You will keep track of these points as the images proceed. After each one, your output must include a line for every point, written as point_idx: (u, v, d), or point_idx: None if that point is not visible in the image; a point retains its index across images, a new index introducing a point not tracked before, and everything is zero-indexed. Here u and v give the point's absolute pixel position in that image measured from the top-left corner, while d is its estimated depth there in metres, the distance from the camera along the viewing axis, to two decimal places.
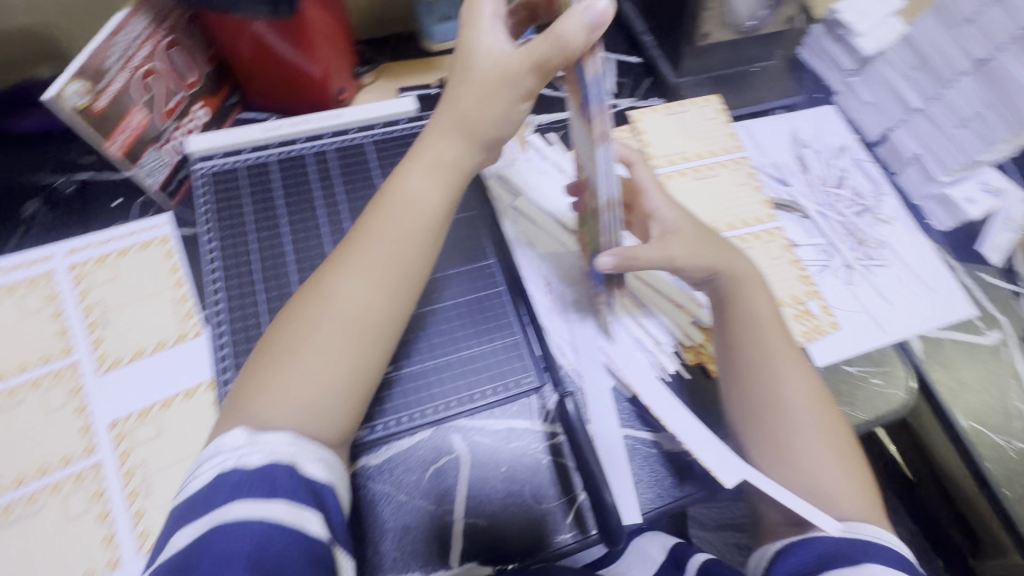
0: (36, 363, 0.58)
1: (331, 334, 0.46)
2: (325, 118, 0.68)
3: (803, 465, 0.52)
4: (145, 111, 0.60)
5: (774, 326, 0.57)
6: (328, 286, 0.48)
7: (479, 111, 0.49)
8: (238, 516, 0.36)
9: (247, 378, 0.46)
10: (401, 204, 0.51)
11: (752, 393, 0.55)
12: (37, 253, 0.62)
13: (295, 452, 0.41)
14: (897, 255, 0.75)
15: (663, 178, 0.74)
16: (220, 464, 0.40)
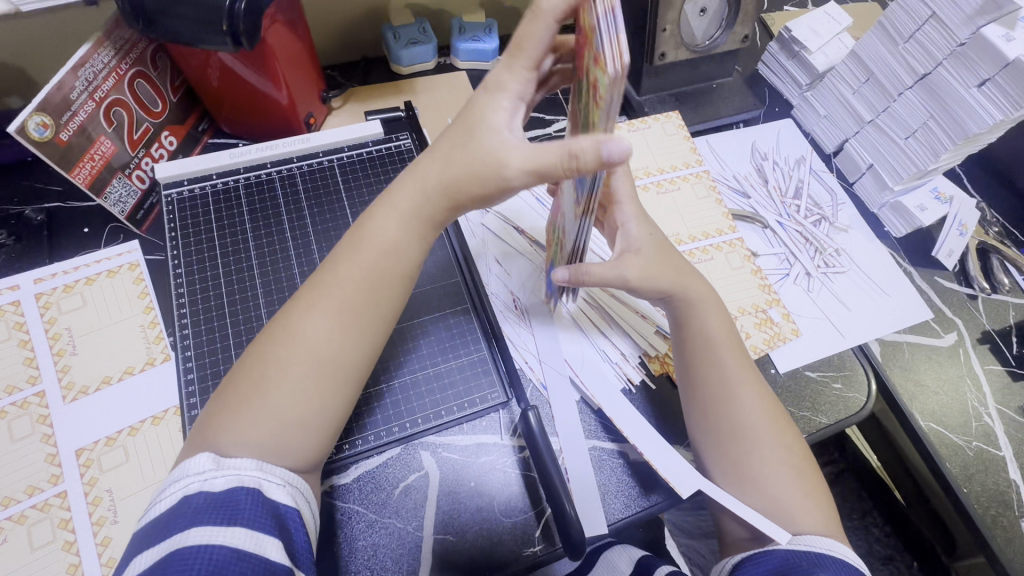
0: (2, 393, 0.58)
1: (303, 374, 0.45)
2: (293, 143, 0.70)
3: (758, 479, 0.53)
4: (111, 140, 0.61)
5: (729, 348, 0.57)
6: (297, 323, 0.47)
7: (465, 186, 0.47)
8: (197, 540, 0.36)
9: (212, 408, 0.45)
10: (376, 250, 0.49)
11: (709, 411, 0.56)
12: (3, 282, 0.62)
13: (261, 478, 0.42)
14: (854, 261, 0.77)
15: (641, 189, 0.76)
16: (185, 488, 0.40)
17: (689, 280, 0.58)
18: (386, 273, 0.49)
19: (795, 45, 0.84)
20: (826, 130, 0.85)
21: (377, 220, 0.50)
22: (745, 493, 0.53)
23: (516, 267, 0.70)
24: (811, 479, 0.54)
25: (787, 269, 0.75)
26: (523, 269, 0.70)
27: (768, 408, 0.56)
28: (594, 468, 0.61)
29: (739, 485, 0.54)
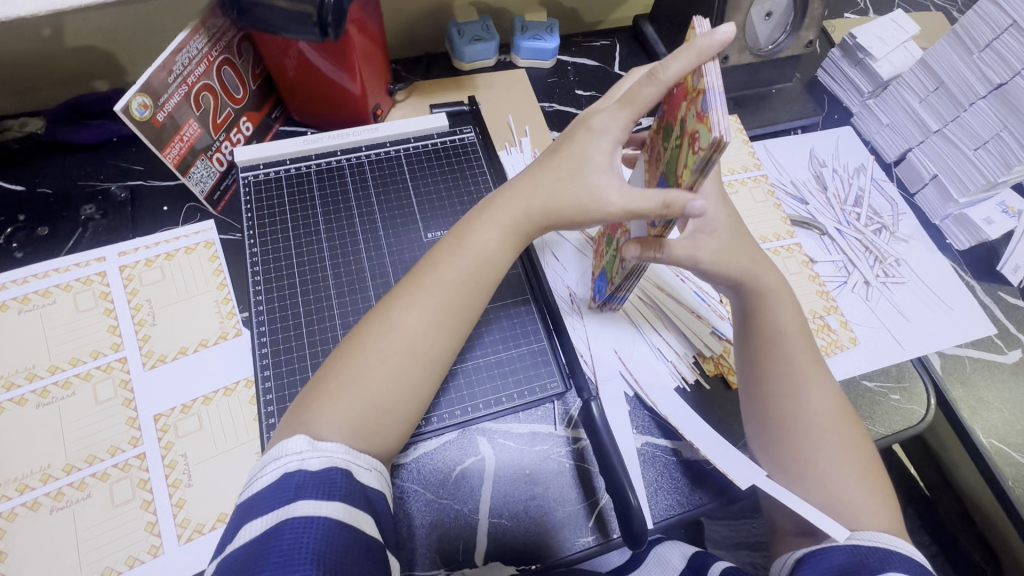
0: (88, 358, 0.61)
1: (399, 364, 0.48)
2: (362, 132, 0.73)
3: (823, 482, 0.53)
4: (197, 124, 0.63)
5: (797, 343, 0.57)
6: (394, 316, 0.49)
7: (569, 213, 0.49)
8: (304, 512, 0.38)
9: (308, 394, 0.47)
10: (472, 259, 0.51)
11: (769, 410, 0.56)
12: (90, 254, 0.66)
13: (350, 460, 0.43)
14: (915, 272, 0.76)
15: (727, 183, 0.78)
16: (284, 466, 0.41)
17: (761, 271, 0.57)
18: (475, 271, 0.51)
19: (860, 53, 0.83)
20: (887, 139, 0.84)
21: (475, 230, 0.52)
22: (810, 493, 0.53)
23: (577, 263, 0.71)
24: (878, 480, 0.54)
25: (845, 277, 0.75)
26: (582, 271, 0.71)
27: (838, 401, 0.56)
28: (644, 463, 0.61)
29: (801, 486, 0.54)
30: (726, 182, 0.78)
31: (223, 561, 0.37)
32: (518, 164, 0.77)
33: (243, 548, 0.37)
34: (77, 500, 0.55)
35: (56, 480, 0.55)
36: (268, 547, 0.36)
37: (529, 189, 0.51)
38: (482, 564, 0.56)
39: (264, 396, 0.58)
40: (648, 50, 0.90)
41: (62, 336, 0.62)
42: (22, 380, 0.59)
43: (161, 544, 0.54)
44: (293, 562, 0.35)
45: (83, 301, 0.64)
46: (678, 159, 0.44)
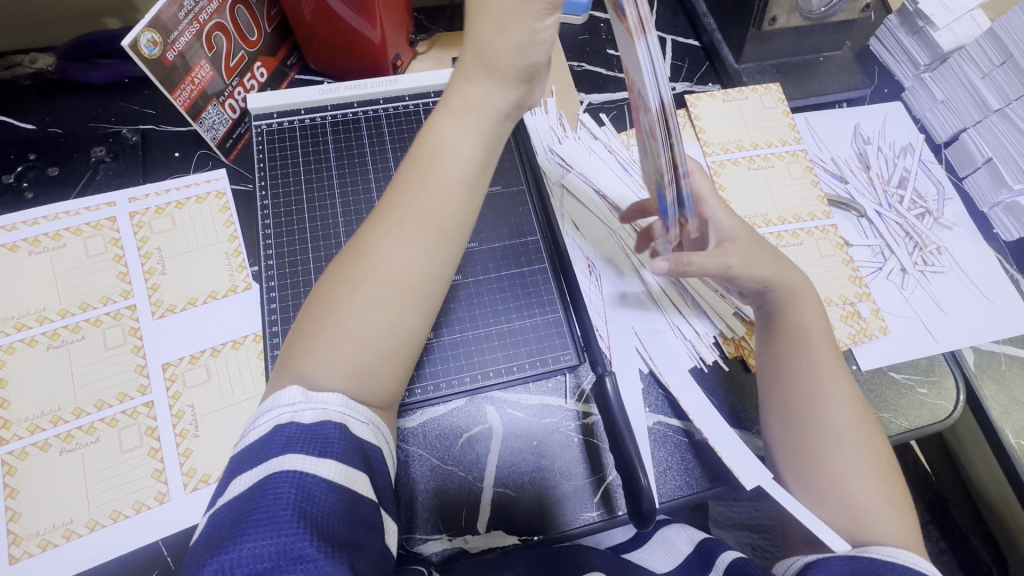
0: (98, 304, 0.61)
1: (373, 296, 0.44)
2: (380, 84, 0.69)
3: (838, 481, 0.51)
4: (209, 66, 0.60)
5: (824, 343, 0.55)
6: (366, 245, 0.45)
7: (501, 39, 0.43)
8: (293, 466, 0.36)
9: (294, 341, 0.45)
10: (454, 184, 0.46)
11: (790, 405, 0.54)
12: (100, 198, 0.64)
13: (347, 414, 0.41)
14: (956, 261, 0.72)
15: (716, 167, 0.72)
16: (277, 418, 0.39)
17: (789, 272, 0.57)
18: (442, 187, 0.46)
19: (920, 20, 0.76)
20: (940, 118, 0.78)
21: (439, 127, 0.47)
22: (823, 493, 0.51)
23: (599, 232, 0.68)
24: (896, 487, 0.51)
25: (880, 263, 0.71)
26: (602, 244, 0.68)
27: (863, 406, 0.53)
28: (655, 443, 0.60)
29: (813, 485, 0.51)
30: (709, 166, 0.72)
31: (214, 512, 0.36)
32: (542, 128, 0.72)
33: (232, 502, 0.35)
34: (86, 443, 0.55)
35: (66, 423, 0.56)
36: (255, 500, 0.34)
37: (490, 83, 0.46)
38: (484, 532, 0.56)
39: (273, 351, 0.57)
40: (687, 9, 0.83)
41: (73, 280, 0.61)
42: (32, 321, 0.59)
43: (168, 491, 0.55)
44: (279, 518, 0.33)
45: (93, 245, 0.63)
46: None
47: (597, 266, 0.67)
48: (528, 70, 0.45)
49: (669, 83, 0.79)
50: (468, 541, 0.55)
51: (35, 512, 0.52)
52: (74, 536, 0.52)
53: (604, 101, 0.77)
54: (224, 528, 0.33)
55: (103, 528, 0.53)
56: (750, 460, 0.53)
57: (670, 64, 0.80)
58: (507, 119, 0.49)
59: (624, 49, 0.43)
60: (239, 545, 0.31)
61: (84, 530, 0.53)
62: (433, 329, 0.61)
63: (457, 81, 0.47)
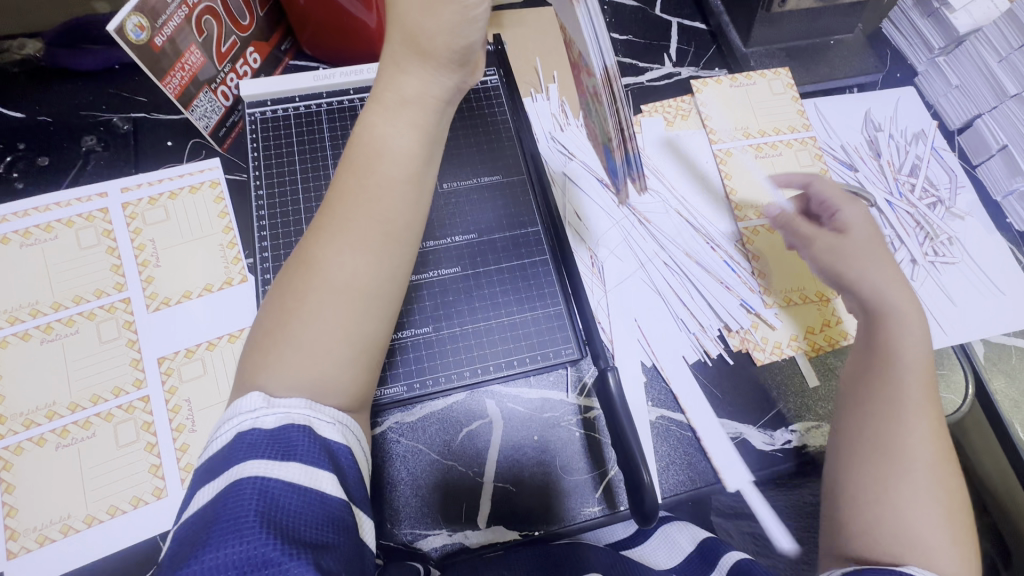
0: (91, 297, 0.60)
1: (327, 305, 0.42)
2: (377, 70, 0.67)
3: (902, 512, 0.45)
4: (200, 52, 0.58)
5: (919, 373, 0.50)
6: (312, 253, 0.43)
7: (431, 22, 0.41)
8: (253, 471, 0.35)
9: (249, 362, 0.43)
10: (401, 183, 0.44)
11: (868, 425, 0.49)
12: (92, 189, 0.63)
13: (311, 415, 0.40)
14: (967, 252, 0.70)
15: (722, 155, 0.70)
16: (238, 426, 0.38)
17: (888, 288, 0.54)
18: (384, 187, 0.44)
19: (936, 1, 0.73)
20: (954, 104, 0.76)
21: (375, 125, 0.44)
22: (881, 522, 0.46)
23: (600, 223, 0.67)
24: None
25: (890, 254, 0.69)
26: (602, 233, 0.66)
27: (946, 445, 0.48)
28: (657, 438, 0.59)
29: (868, 510, 0.46)
30: (714, 154, 0.70)
31: (180, 525, 0.35)
32: (543, 115, 0.71)
33: (198, 512, 0.35)
34: (82, 438, 0.55)
35: (61, 418, 0.55)
36: (217, 509, 0.34)
37: (417, 63, 0.43)
38: (484, 527, 0.55)
39: None
40: None
41: (66, 273, 0.60)
42: (25, 315, 0.58)
43: (166, 486, 0.54)
44: (240, 527, 0.32)
45: (85, 237, 0.61)
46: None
47: (599, 255, 0.65)
48: (459, 43, 0.41)
49: (674, 68, 0.77)
50: (468, 536, 0.55)
51: (32, 507, 0.52)
52: (72, 531, 0.52)
53: None
54: (186, 540, 0.33)
55: (100, 523, 0.52)
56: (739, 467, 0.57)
57: (676, 48, 0.78)
58: (447, 105, 0.47)
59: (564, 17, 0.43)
60: (201, 556, 0.31)
61: (81, 526, 0.52)
62: (431, 322, 0.60)
63: (387, 73, 0.44)
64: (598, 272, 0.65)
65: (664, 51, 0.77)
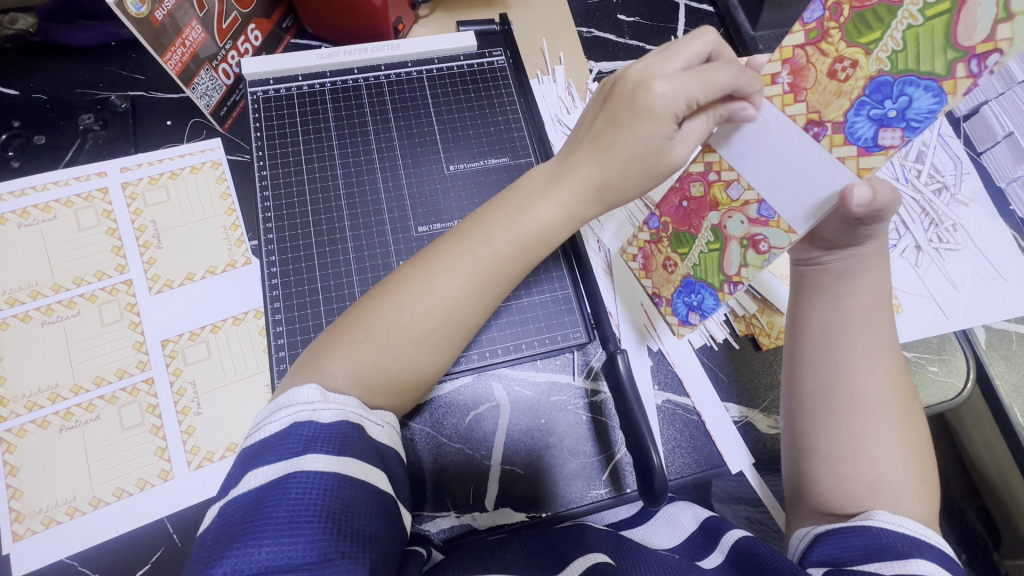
0: (92, 279, 0.59)
1: (418, 328, 0.45)
2: (382, 49, 0.66)
3: (879, 462, 0.45)
4: (201, 28, 0.56)
5: (880, 310, 0.48)
6: (430, 277, 0.46)
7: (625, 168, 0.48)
8: (315, 463, 0.36)
9: (334, 340, 0.45)
10: (530, 232, 0.49)
11: (839, 377, 0.47)
12: (91, 169, 0.62)
13: (361, 415, 0.41)
14: (971, 239, 0.70)
15: None
16: (294, 415, 0.39)
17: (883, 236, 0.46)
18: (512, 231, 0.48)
19: None
20: None
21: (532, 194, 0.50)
22: (857, 475, 0.45)
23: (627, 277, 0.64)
24: None
25: (894, 241, 0.69)
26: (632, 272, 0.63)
27: (906, 381, 0.48)
28: (663, 421, 0.59)
29: (840, 467, 0.46)
30: None
31: (226, 505, 0.36)
32: (549, 98, 0.71)
33: (247, 495, 0.35)
34: (86, 421, 0.54)
35: (64, 401, 0.54)
36: (274, 497, 0.34)
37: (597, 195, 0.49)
38: (491, 509, 0.55)
39: (274, 328, 0.55)
40: None
41: (66, 255, 0.59)
42: (25, 297, 0.57)
43: (172, 468, 0.54)
44: (299, 517, 0.33)
45: (85, 218, 0.60)
46: (942, 34, 0.34)
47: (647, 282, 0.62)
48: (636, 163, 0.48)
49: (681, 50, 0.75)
50: (476, 518, 0.55)
51: (36, 490, 0.52)
52: (77, 513, 0.52)
53: (615, 68, 0.74)
54: (239, 521, 0.34)
55: (106, 505, 0.52)
56: (740, 448, 0.58)
57: (682, 29, 0.76)
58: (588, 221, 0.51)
59: (757, 166, 0.45)
60: (260, 540, 0.32)
61: (88, 508, 0.52)
62: None
63: None
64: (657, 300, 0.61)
65: (672, 33, 0.76)
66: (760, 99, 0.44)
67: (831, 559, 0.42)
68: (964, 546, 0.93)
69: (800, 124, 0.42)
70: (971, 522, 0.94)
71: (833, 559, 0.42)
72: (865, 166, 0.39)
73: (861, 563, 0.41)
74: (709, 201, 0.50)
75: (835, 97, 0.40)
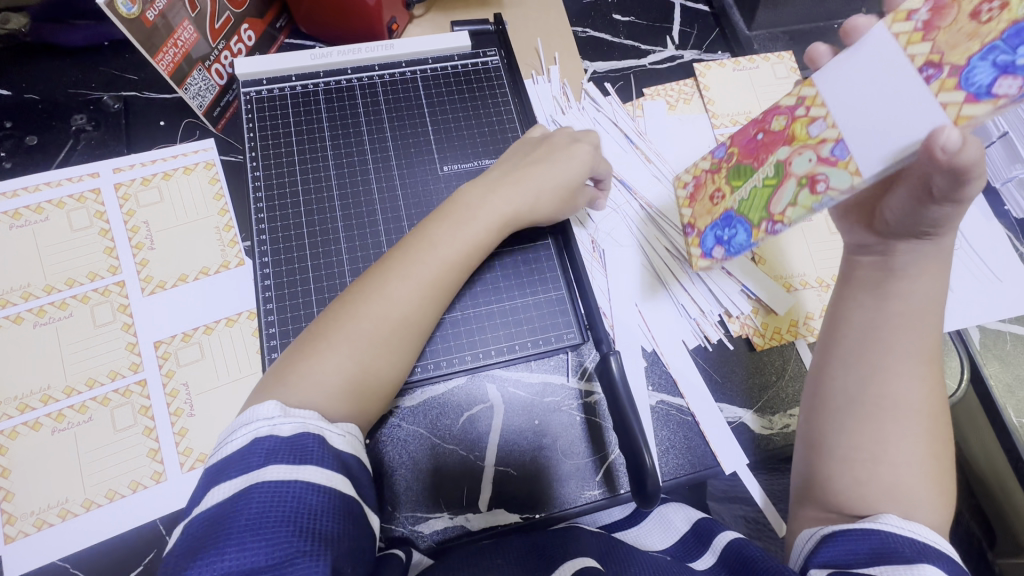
0: (84, 280, 0.58)
1: (378, 332, 0.46)
2: (376, 49, 0.66)
3: (899, 468, 0.45)
4: (193, 28, 0.56)
5: (926, 318, 0.47)
6: (385, 285, 0.48)
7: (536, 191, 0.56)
8: (274, 476, 0.36)
9: (295, 345, 0.46)
10: (466, 243, 0.52)
11: (870, 381, 0.47)
12: (84, 170, 0.62)
13: (323, 426, 0.41)
14: (966, 239, 0.70)
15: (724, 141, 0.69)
16: (254, 430, 0.38)
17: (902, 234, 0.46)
18: (461, 243, 0.52)
19: None
20: None
21: (468, 206, 0.54)
22: (873, 478, 0.45)
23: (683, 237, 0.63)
24: None
25: None
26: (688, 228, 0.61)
27: (938, 389, 0.47)
28: (657, 422, 0.59)
29: (856, 469, 0.45)
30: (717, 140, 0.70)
31: (190, 522, 0.36)
32: (544, 98, 0.71)
33: (210, 509, 0.36)
34: (78, 422, 0.54)
35: (56, 402, 0.54)
36: (235, 511, 0.34)
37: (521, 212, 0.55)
38: (486, 511, 0.55)
39: (267, 329, 0.55)
40: None
41: (57, 256, 0.59)
42: (17, 298, 0.57)
43: (164, 470, 0.54)
44: (261, 531, 0.33)
45: (77, 219, 0.60)
46: None
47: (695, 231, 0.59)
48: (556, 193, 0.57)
49: (677, 50, 0.75)
50: (469, 519, 0.55)
51: (29, 492, 0.52)
52: (69, 515, 0.52)
53: (609, 69, 0.73)
54: (202, 535, 0.34)
55: (98, 507, 0.52)
56: (733, 449, 0.58)
57: (678, 29, 0.76)
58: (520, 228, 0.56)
59: (850, 97, 0.41)
60: (222, 552, 0.32)
61: (79, 510, 0.52)
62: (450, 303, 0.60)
63: None
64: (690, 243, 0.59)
65: (667, 33, 0.76)
66: (890, 32, 0.39)
67: (834, 561, 0.42)
68: (963, 549, 0.92)
69: (917, 63, 0.37)
70: (967, 524, 0.93)
71: (839, 563, 0.42)
72: (966, 113, 0.35)
73: (867, 566, 0.40)
74: (786, 136, 0.46)
75: (967, 39, 0.36)
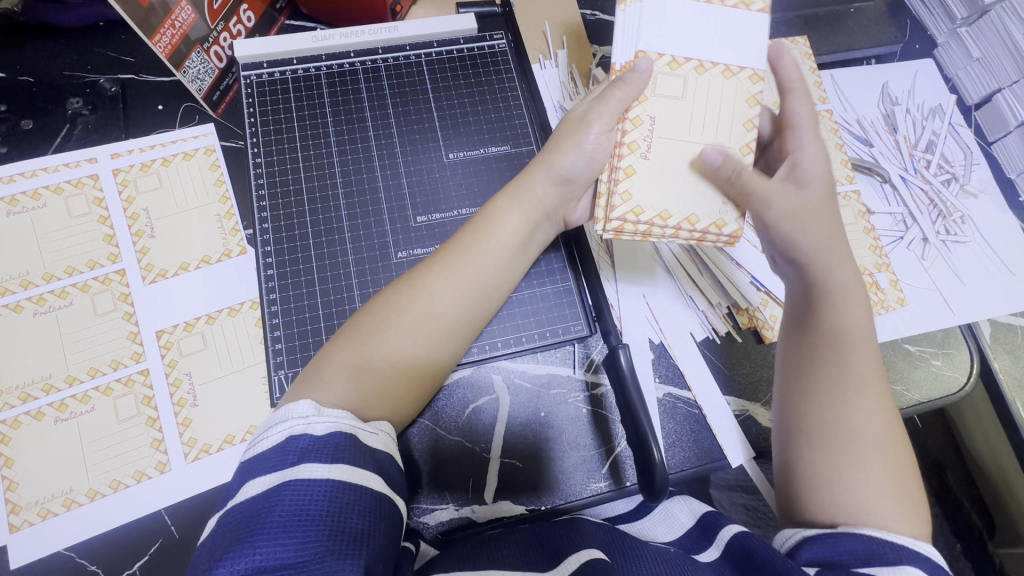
0: (84, 268, 0.57)
1: (415, 327, 0.48)
2: (379, 31, 0.64)
3: (855, 467, 0.45)
4: (191, 8, 0.54)
5: (860, 324, 0.49)
6: (422, 280, 0.49)
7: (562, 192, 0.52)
8: (308, 474, 0.36)
9: (331, 344, 0.47)
10: (500, 245, 0.51)
11: (818, 396, 0.47)
12: (81, 155, 0.60)
13: (355, 425, 0.41)
14: (979, 231, 0.69)
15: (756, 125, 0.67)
16: (288, 429, 0.39)
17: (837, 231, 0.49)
18: (491, 248, 0.51)
19: None
20: (973, 78, 0.74)
21: (498, 203, 0.52)
22: (837, 482, 0.45)
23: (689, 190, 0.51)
24: None
25: (901, 232, 0.68)
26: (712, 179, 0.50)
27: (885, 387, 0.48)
28: (664, 414, 0.59)
29: (824, 483, 0.45)
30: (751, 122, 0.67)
31: (223, 516, 0.36)
32: (551, 83, 0.69)
33: (242, 505, 0.36)
34: (81, 412, 0.53)
35: (59, 392, 0.54)
36: (268, 507, 0.35)
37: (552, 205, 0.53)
38: (492, 502, 0.55)
39: (270, 320, 0.54)
40: None
41: (56, 243, 0.58)
42: (16, 286, 0.56)
43: (168, 461, 0.54)
44: (292, 527, 0.33)
45: (75, 206, 0.59)
46: None
47: (646, 151, 0.51)
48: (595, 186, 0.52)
49: None
50: (474, 510, 0.55)
51: (33, 481, 0.51)
52: (75, 505, 0.51)
53: None
54: (236, 530, 0.34)
55: (103, 497, 0.52)
56: (740, 441, 0.57)
57: None
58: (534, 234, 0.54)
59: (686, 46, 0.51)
60: (254, 547, 0.32)
61: (84, 499, 0.52)
62: None
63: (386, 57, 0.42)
64: (611, 182, 0.51)
65: None
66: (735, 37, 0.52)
67: (822, 559, 0.42)
68: (959, 535, 0.94)
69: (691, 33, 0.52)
70: (967, 514, 0.94)
71: (825, 560, 0.42)
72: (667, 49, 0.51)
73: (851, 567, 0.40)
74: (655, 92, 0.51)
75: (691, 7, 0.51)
